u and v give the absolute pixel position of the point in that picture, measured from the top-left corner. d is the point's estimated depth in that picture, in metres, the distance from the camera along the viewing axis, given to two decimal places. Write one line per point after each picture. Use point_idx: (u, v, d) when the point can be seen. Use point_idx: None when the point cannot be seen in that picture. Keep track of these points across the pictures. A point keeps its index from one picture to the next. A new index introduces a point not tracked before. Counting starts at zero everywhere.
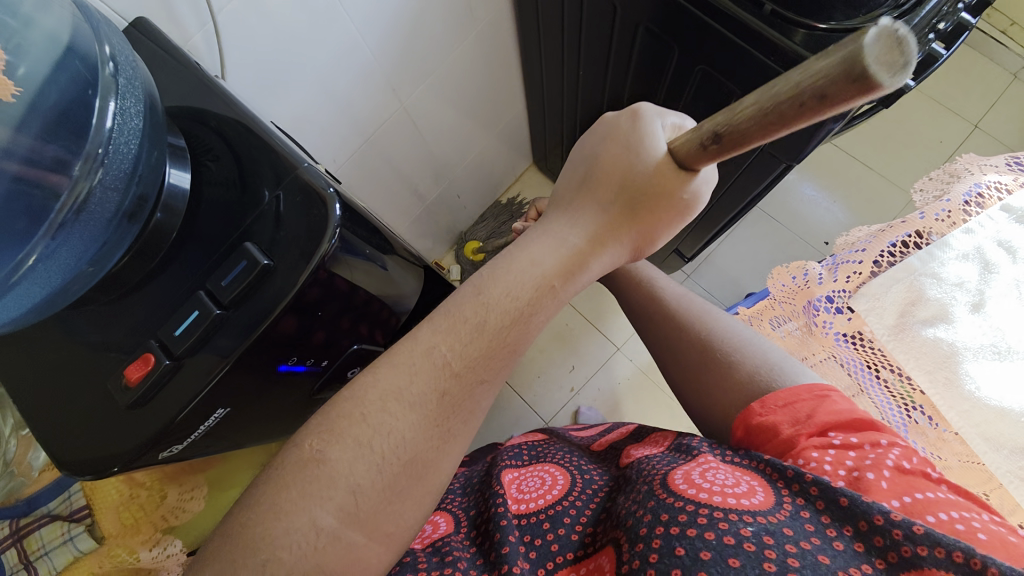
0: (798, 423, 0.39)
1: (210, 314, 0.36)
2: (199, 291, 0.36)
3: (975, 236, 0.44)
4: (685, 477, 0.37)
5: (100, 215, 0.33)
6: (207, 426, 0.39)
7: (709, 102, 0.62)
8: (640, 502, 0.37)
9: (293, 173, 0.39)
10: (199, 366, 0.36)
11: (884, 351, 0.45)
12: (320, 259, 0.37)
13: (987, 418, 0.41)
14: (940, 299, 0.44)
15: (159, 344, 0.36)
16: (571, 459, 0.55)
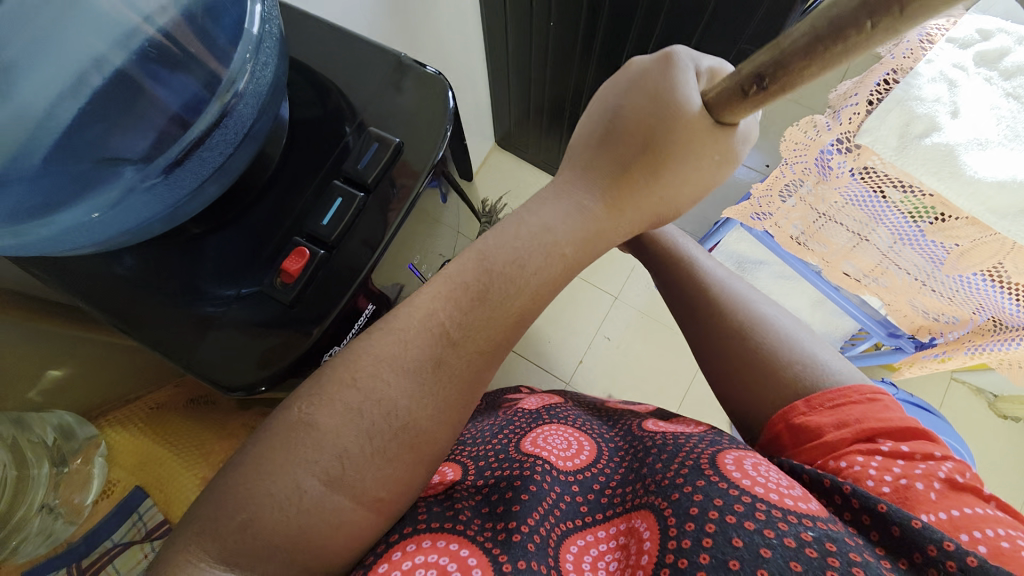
0: (839, 424, 0.41)
1: (355, 198, 0.39)
2: (338, 178, 0.39)
3: (935, 64, 0.54)
4: (738, 460, 0.40)
5: (249, 114, 0.34)
6: (358, 324, 0.43)
7: (682, 20, 0.71)
8: (689, 480, 0.39)
9: (393, 70, 0.43)
10: (350, 250, 0.39)
11: (890, 171, 0.56)
12: (444, 140, 0.42)
13: (991, 193, 0.50)
14: (927, 114, 0.53)
15: (306, 239, 0.38)
16: (589, 425, 0.58)
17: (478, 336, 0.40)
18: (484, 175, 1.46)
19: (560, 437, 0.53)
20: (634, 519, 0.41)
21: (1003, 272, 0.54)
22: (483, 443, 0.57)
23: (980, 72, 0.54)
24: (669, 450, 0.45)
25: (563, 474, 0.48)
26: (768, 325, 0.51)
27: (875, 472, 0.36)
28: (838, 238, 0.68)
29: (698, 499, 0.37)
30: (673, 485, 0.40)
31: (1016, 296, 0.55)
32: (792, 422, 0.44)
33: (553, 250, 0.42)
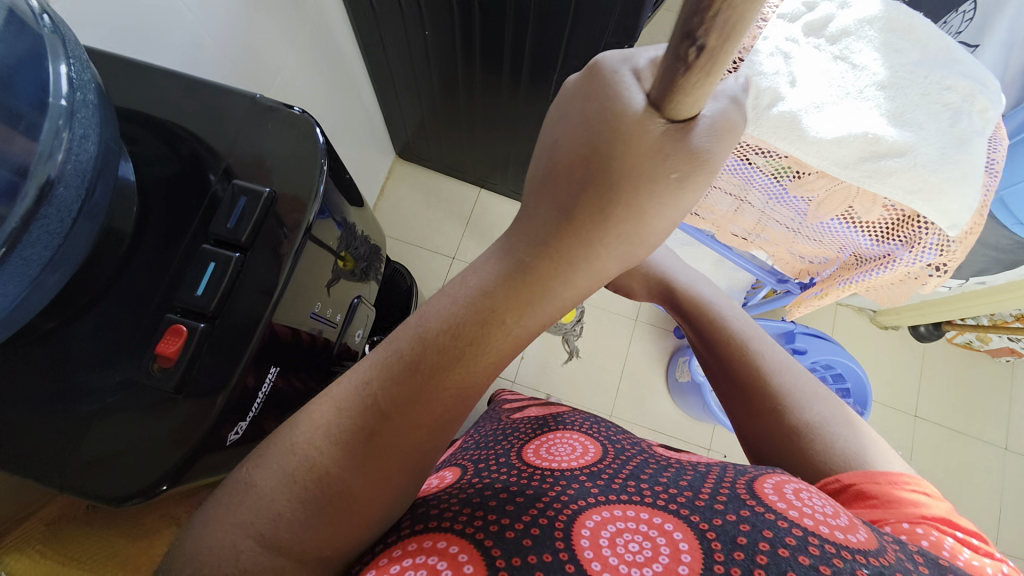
0: (913, 504, 0.39)
1: (231, 260, 0.36)
2: (208, 241, 0.36)
3: (771, 40, 0.61)
4: (778, 488, 0.40)
5: (73, 199, 0.30)
6: (264, 393, 0.40)
7: (552, 17, 0.73)
8: (731, 507, 0.38)
9: (252, 114, 0.40)
10: (235, 317, 0.36)
11: (750, 141, 0.62)
12: (322, 182, 0.39)
13: (832, 149, 0.57)
14: (771, 86, 0.59)
15: (181, 315, 0.35)
16: (598, 430, 0.62)
17: (409, 412, 0.35)
18: (392, 191, 1.43)
19: (565, 445, 0.56)
20: (660, 519, 0.39)
21: (852, 213, 0.62)
22: (484, 449, 0.61)
23: (809, 41, 0.61)
24: (700, 475, 0.45)
25: (573, 471, 0.49)
26: (823, 429, 0.46)
27: (951, 547, 0.36)
28: (721, 205, 0.75)
29: (745, 528, 0.36)
30: (711, 508, 0.39)
31: (866, 232, 0.63)
32: (861, 488, 0.41)
33: (491, 317, 0.36)
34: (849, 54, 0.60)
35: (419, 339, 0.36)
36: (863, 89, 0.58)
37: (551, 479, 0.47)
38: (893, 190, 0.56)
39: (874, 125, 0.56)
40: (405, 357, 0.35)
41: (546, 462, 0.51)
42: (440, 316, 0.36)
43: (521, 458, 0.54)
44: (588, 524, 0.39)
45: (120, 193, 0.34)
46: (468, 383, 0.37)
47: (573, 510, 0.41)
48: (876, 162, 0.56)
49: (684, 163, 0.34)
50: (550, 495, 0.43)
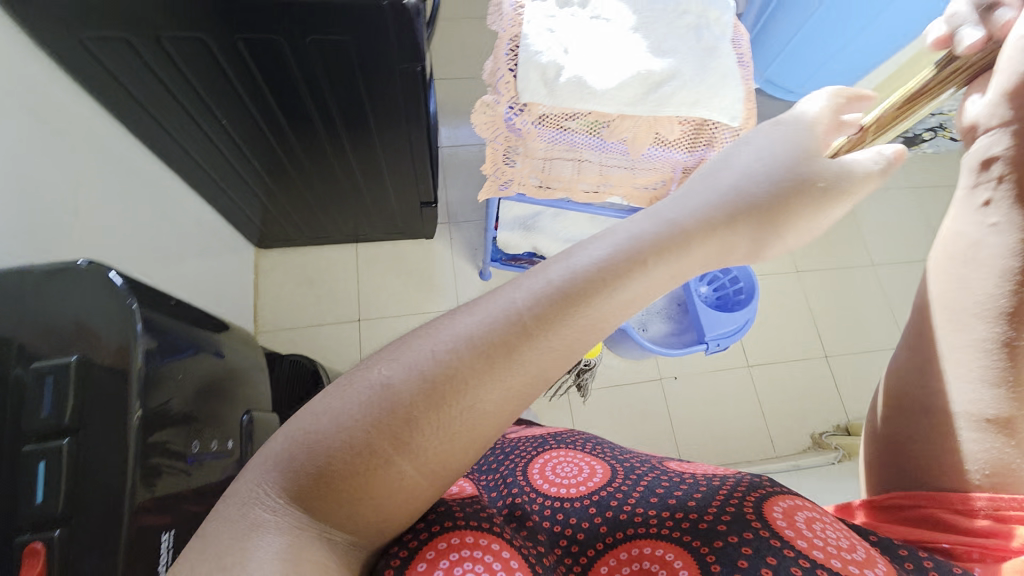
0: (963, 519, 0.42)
1: (65, 450, 0.37)
2: (31, 446, 0.36)
3: (534, 22, 0.67)
4: (789, 513, 0.44)
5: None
6: (167, 555, 0.40)
7: (336, 66, 0.74)
8: (734, 530, 0.43)
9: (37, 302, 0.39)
10: (93, 505, 0.37)
11: (556, 111, 0.67)
12: (137, 343, 0.39)
13: (619, 94, 0.64)
14: (550, 60, 0.65)
15: (32, 530, 0.36)
16: (603, 448, 0.60)
17: (413, 437, 0.33)
18: (268, 282, 1.36)
19: (569, 465, 0.56)
20: (663, 549, 0.44)
21: (662, 139, 0.69)
22: (491, 470, 0.59)
23: (565, 12, 0.68)
24: (705, 491, 0.48)
25: (580, 499, 0.51)
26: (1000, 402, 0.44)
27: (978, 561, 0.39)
28: (562, 172, 0.80)
29: (748, 551, 0.41)
30: (718, 530, 0.44)
31: (680, 149, 0.71)
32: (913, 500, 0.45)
33: (480, 356, 0.34)
34: (600, 13, 0.68)
35: (468, 341, 0.34)
36: (623, 36, 0.66)
37: (563, 511, 0.50)
38: (679, 108, 0.65)
39: (643, 63, 0.65)
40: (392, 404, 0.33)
41: (551, 489, 0.53)
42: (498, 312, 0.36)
43: (525, 478, 0.55)
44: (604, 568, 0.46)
45: None
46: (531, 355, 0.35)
47: (587, 560, 0.47)
48: (659, 91, 0.64)
49: (742, 218, 0.44)
50: (568, 541, 0.48)
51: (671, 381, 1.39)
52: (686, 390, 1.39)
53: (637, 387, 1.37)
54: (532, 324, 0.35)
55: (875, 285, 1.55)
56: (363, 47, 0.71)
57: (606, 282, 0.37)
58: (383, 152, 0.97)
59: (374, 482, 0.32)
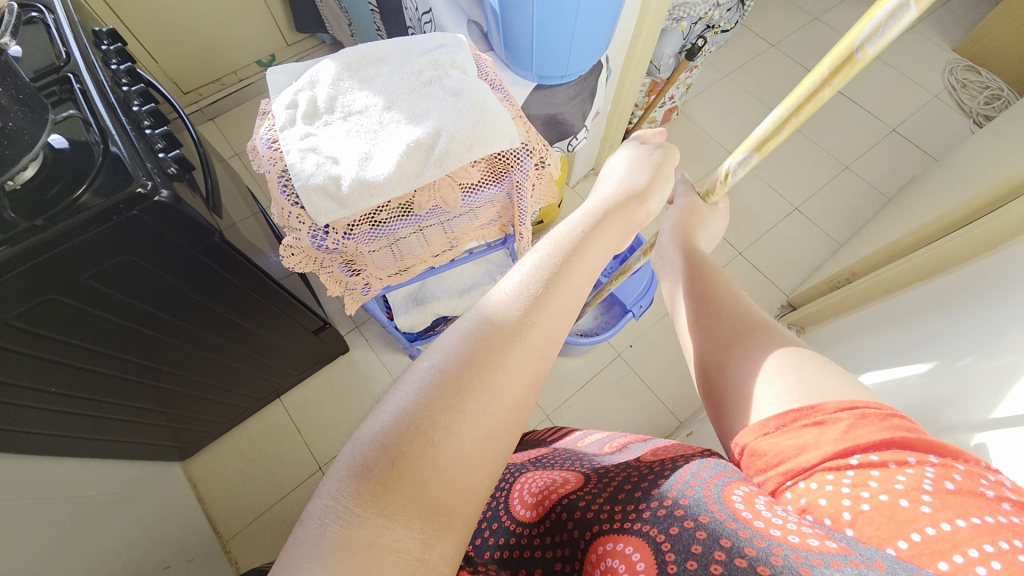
0: (831, 439, 0.40)
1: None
2: None
3: (291, 149, 0.66)
4: (749, 498, 0.41)
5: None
6: None
7: (134, 280, 0.70)
8: (684, 512, 0.42)
9: None
10: None
11: (358, 215, 0.67)
12: None
13: (404, 172, 0.65)
14: (325, 176, 0.64)
15: None
16: (579, 462, 0.66)
17: (454, 433, 0.37)
18: (212, 487, 1.26)
19: (547, 483, 0.63)
20: (625, 544, 0.44)
21: (466, 186, 0.70)
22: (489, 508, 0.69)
23: (316, 125, 0.68)
24: (670, 472, 0.49)
25: (550, 515, 0.57)
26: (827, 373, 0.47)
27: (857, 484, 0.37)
28: (406, 252, 0.81)
29: (701, 535, 0.39)
30: (669, 515, 0.43)
31: (488, 185, 0.72)
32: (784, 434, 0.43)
33: (475, 373, 0.39)
34: (349, 109, 0.69)
35: (471, 338, 0.41)
36: (379, 118, 0.68)
37: (543, 536, 0.56)
38: (461, 157, 0.66)
39: (408, 135, 0.66)
40: (434, 406, 0.38)
41: (531, 517, 0.60)
42: (482, 326, 0.42)
43: (515, 518, 0.62)
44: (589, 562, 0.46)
45: None
46: (517, 366, 0.41)
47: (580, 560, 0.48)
48: (434, 152, 0.66)
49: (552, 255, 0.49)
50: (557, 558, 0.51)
51: (629, 349, 1.43)
52: (645, 349, 1.42)
53: (604, 373, 1.39)
54: (488, 348, 0.41)
55: None
56: (147, 253, 0.68)
57: (526, 306, 0.44)
58: (241, 317, 0.93)
59: (417, 474, 0.36)
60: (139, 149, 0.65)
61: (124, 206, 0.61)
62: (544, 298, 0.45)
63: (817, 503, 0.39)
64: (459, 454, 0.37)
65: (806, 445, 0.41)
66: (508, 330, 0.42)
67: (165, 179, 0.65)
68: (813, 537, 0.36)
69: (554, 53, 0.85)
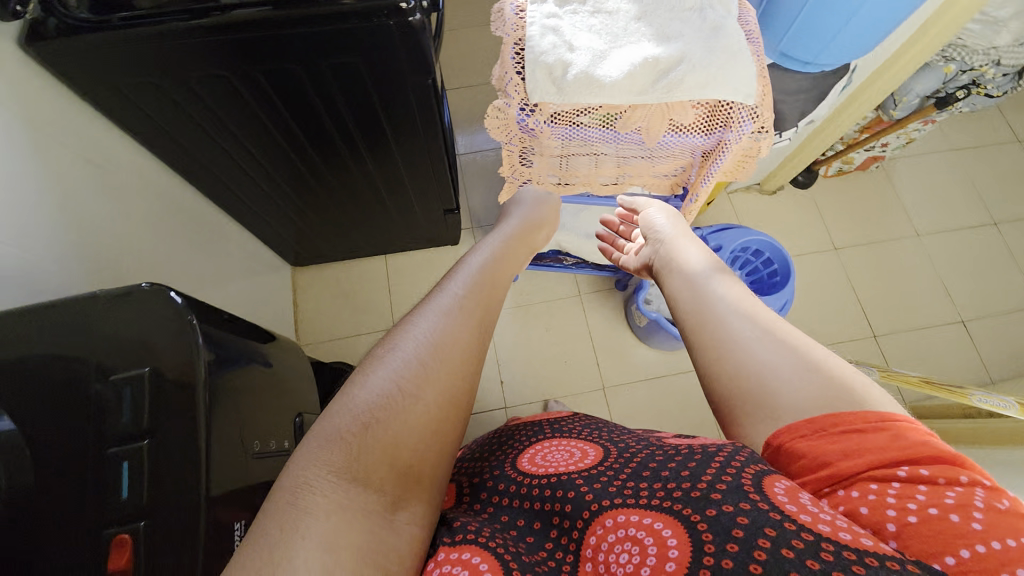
0: (884, 448, 0.43)
1: (139, 450, 0.42)
2: (111, 449, 0.42)
3: (536, 22, 0.68)
4: (791, 491, 0.45)
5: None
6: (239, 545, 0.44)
7: (353, 89, 0.79)
8: (728, 499, 0.46)
9: (126, 319, 0.45)
10: (177, 476, 0.42)
11: (567, 107, 0.68)
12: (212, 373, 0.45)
13: (628, 85, 0.65)
14: (556, 59, 0.66)
15: (118, 527, 0.40)
16: (598, 436, 0.69)
17: (391, 438, 0.48)
18: (307, 299, 1.42)
19: (563, 453, 0.66)
20: (654, 521, 0.48)
21: (676, 124, 0.69)
22: (479, 460, 0.74)
23: (567, 10, 0.69)
24: (700, 459, 0.52)
25: (564, 476, 0.59)
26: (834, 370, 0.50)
27: (897, 495, 0.41)
28: (580, 167, 0.81)
29: (740, 520, 0.44)
30: (706, 501, 0.47)
31: (695, 132, 0.70)
32: (820, 441, 0.46)
33: (394, 393, 0.50)
34: (601, 6, 0.69)
35: (397, 352, 0.53)
36: (626, 25, 0.67)
37: (540, 492, 0.59)
38: (689, 91, 0.65)
39: (648, 51, 0.65)
40: (359, 431, 0.47)
41: (540, 471, 0.63)
42: (408, 342, 0.54)
43: (518, 468, 0.66)
44: (596, 535, 0.51)
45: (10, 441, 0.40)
46: (438, 364, 0.53)
47: (583, 526, 0.52)
48: (667, 76, 0.65)
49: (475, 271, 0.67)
50: (558, 523, 0.55)
51: None
52: None
53: (676, 377, 1.35)
54: (420, 351, 0.54)
55: (916, 255, 1.50)
56: (375, 67, 0.75)
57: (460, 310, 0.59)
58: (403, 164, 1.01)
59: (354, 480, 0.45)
60: None
61: (385, 13, 0.67)
62: (478, 286, 0.64)
63: (859, 509, 0.43)
64: (400, 465, 0.47)
65: (852, 448, 0.44)
66: (449, 317, 0.58)
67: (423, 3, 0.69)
68: (860, 537, 0.40)
69: (816, 32, 0.77)
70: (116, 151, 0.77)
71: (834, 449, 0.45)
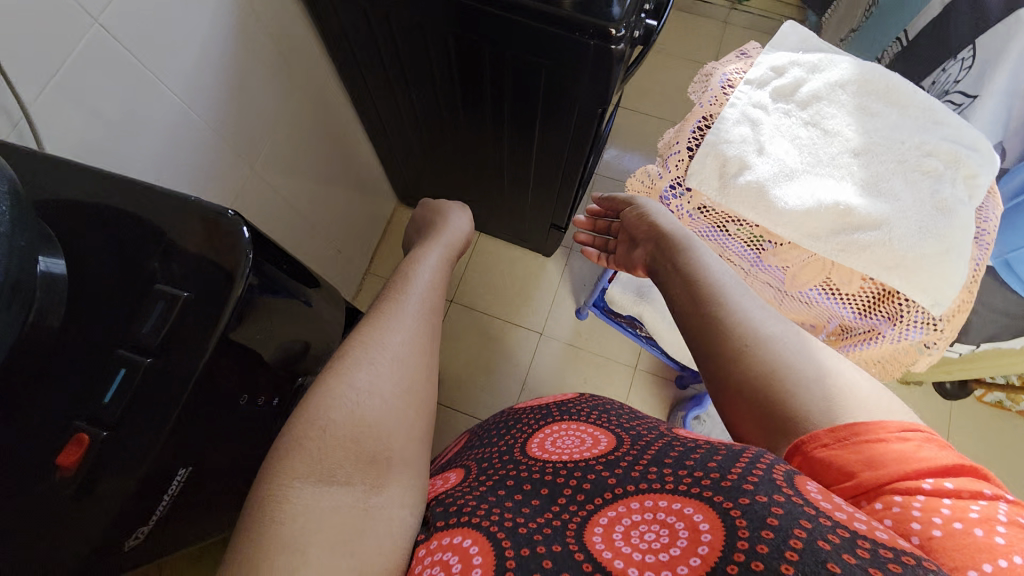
0: (913, 451, 0.37)
1: (140, 367, 0.36)
2: (119, 346, 0.36)
3: (737, 106, 0.60)
4: (817, 484, 0.38)
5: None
6: (172, 496, 0.38)
7: (526, 80, 0.75)
8: (761, 489, 0.37)
9: (186, 211, 0.39)
10: (161, 400, 0.36)
11: (722, 208, 0.59)
12: (239, 297, 0.39)
13: (802, 220, 0.55)
14: (737, 155, 0.58)
15: (86, 424, 0.35)
16: (606, 418, 0.60)
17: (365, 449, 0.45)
18: (393, 234, 1.41)
19: (571, 437, 0.56)
20: (682, 505, 0.40)
21: (832, 285, 0.57)
22: (489, 446, 0.62)
23: (778, 106, 0.60)
24: (726, 451, 0.43)
25: (578, 460, 0.51)
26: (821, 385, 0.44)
27: (922, 505, 0.34)
28: None
29: (776, 510, 0.35)
30: (739, 489, 0.38)
31: (850, 305, 0.57)
32: (849, 439, 0.39)
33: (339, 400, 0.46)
34: (821, 118, 0.58)
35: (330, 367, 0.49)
36: (835, 152, 0.57)
37: (545, 470, 0.51)
38: (868, 263, 0.53)
39: (845, 195, 0.55)
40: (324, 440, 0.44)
41: (548, 455, 0.54)
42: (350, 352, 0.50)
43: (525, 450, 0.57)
44: (609, 520, 0.43)
45: (46, 284, 0.35)
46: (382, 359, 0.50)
47: (601, 506, 0.45)
48: (851, 232, 0.54)
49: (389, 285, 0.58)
50: (564, 497, 0.47)
51: None
52: None
53: None
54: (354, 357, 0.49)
55: None
56: (556, 71, 0.70)
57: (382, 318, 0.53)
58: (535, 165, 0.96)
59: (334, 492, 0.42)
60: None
61: (589, 30, 0.62)
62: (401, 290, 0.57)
63: (885, 510, 0.36)
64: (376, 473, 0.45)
65: (885, 447, 0.38)
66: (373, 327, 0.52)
67: (631, 35, 0.64)
68: (881, 531, 0.33)
69: None
70: (301, 44, 0.80)
71: (864, 451, 0.38)
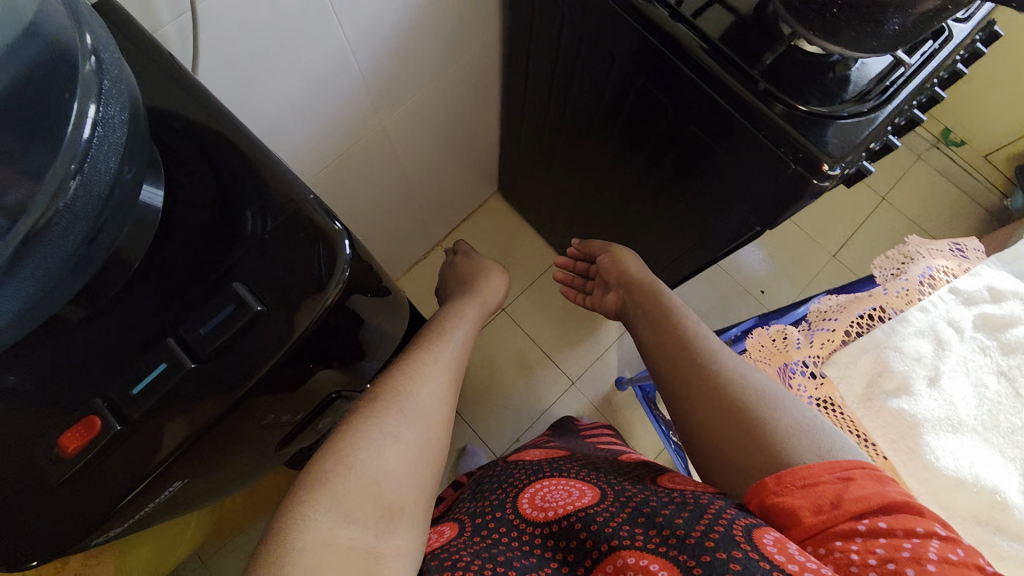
0: (858, 496, 0.41)
1: (182, 367, 0.35)
2: (171, 337, 0.36)
3: (930, 315, 0.61)
4: (779, 538, 0.38)
5: (88, 212, 0.33)
6: (169, 492, 0.39)
7: (693, 158, 0.67)
8: (721, 548, 0.37)
9: (292, 211, 0.38)
10: (195, 400, 0.36)
11: (855, 416, 0.61)
12: (319, 313, 0.38)
13: (947, 486, 0.55)
14: (903, 373, 0.60)
15: (106, 403, 0.35)
16: (597, 473, 0.55)
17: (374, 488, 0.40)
18: (478, 221, 1.36)
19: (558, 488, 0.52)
20: (645, 559, 0.39)
21: None
22: (484, 498, 0.57)
23: (976, 337, 0.60)
24: (691, 509, 0.42)
25: (558, 522, 0.46)
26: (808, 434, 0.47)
27: (863, 549, 0.37)
28: None
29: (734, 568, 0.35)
30: (699, 547, 0.38)
31: None
32: (800, 493, 0.42)
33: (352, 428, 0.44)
34: (1013, 378, 0.58)
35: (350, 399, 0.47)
36: (1011, 425, 0.56)
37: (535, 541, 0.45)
38: (999, 558, 0.53)
39: (1009, 486, 0.54)
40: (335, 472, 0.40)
41: (538, 514, 0.49)
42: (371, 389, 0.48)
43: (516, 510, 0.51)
44: None
45: (137, 221, 0.36)
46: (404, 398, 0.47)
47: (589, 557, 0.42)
48: (993, 515, 0.54)
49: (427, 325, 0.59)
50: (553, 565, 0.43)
51: None
52: None
53: None
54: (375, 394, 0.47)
55: None
56: (732, 168, 0.62)
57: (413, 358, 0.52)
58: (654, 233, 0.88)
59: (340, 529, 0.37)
60: (876, 135, 0.54)
61: (798, 153, 0.53)
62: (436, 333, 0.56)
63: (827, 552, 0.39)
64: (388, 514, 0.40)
65: (826, 486, 0.42)
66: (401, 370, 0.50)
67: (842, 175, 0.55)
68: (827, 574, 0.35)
69: None
70: (481, 22, 0.76)
71: (817, 502, 0.41)
